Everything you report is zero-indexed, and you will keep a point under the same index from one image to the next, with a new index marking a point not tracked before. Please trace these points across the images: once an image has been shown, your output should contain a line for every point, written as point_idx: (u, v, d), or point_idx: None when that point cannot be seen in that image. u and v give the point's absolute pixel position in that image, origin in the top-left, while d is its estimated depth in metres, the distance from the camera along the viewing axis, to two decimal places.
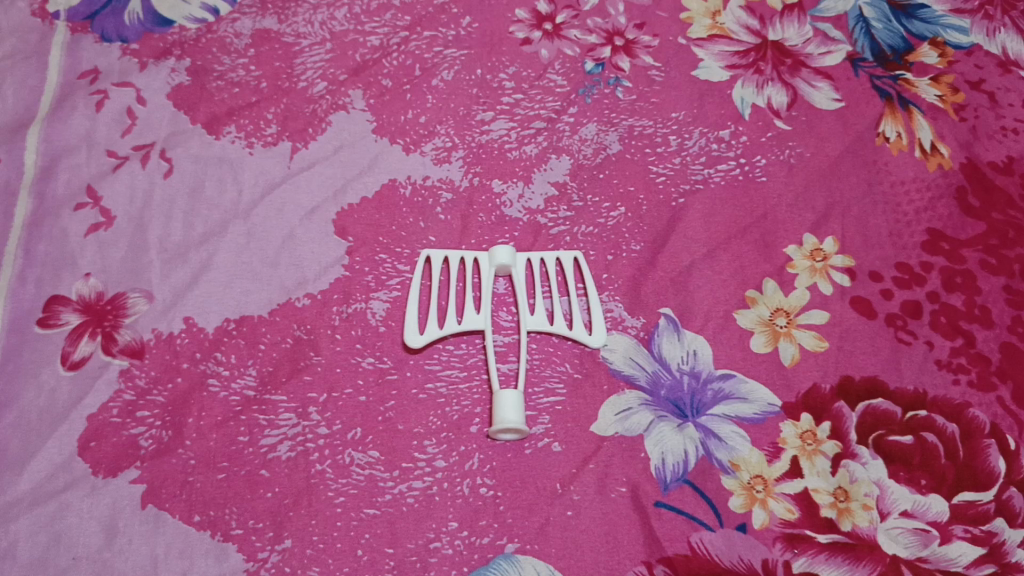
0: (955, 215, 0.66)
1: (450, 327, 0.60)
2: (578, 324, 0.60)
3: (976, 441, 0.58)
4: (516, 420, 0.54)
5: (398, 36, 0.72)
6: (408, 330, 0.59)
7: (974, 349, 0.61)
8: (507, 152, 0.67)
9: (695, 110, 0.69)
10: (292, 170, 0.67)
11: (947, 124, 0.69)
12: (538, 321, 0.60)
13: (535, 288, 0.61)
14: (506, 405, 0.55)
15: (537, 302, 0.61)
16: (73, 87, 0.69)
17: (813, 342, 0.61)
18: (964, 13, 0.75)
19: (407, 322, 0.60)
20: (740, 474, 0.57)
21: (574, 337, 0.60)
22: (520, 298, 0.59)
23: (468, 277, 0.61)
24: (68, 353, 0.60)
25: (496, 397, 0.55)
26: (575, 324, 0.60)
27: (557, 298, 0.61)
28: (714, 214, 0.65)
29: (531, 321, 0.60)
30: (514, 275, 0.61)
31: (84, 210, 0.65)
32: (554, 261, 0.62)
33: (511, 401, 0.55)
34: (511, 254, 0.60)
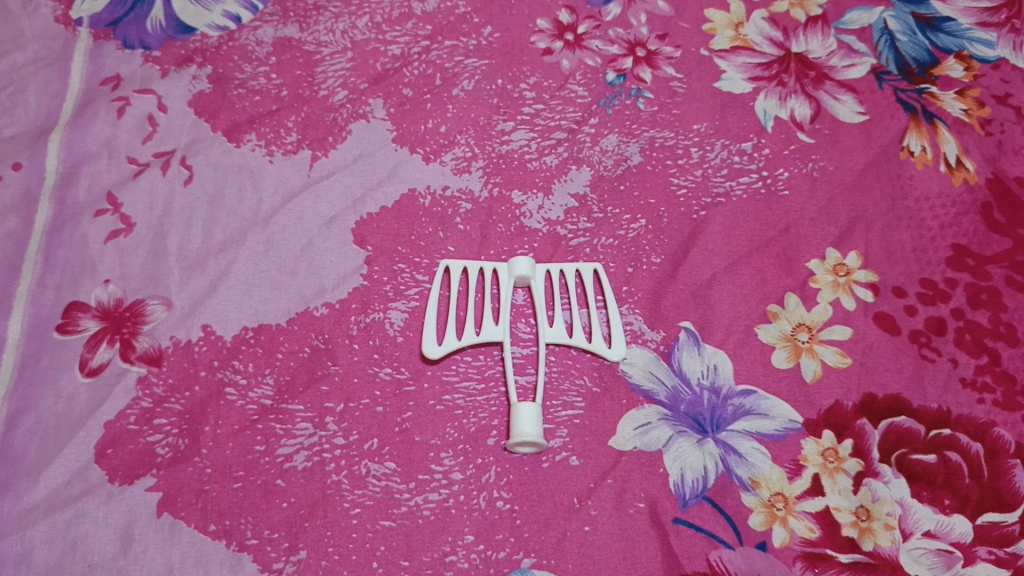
0: (981, 231, 0.65)
1: (469, 338, 0.59)
2: (597, 337, 0.59)
3: (1001, 461, 0.57)
4: (534, 433, 0.54)
5: (419, 45, 0.72)
6: (426, 341, 0.59)
7: (1000, 368, 0.60)
8: (527, 163, 0.67)
9: (717, 122, 0.69)
10: (312, 178, 0.67)
11: (972, 138, 0.69)
12: (558, 333, 0.60)
13: (554, 300, 0.61)
14: (524, 418, 0.54)
15: (557, 314, 0.60)
16: (96, 94, 0.70)
17: (835, 358, 0.60)
18: (990, 26, 0.74)
19: (425, 333, 0.60)
20: (760, 491, 0.56)
21: (593, 350, 0.59)
22: (538, 310, 0.59)
23: (486, 288, 0.61)
24: (86, 359, 0.60)
25: (515, 410, 0.55)
26: (594, 337, 0.60)
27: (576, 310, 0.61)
28: (736, 227, 0.65)
29: (550, 333, 0.59)
30: (533, 287, 0.60)
31: (105, 216, 0.65)
32: (573, 273, 0.62)
33: (530, 414, 0.54)
34: (530, 265, 0.60)
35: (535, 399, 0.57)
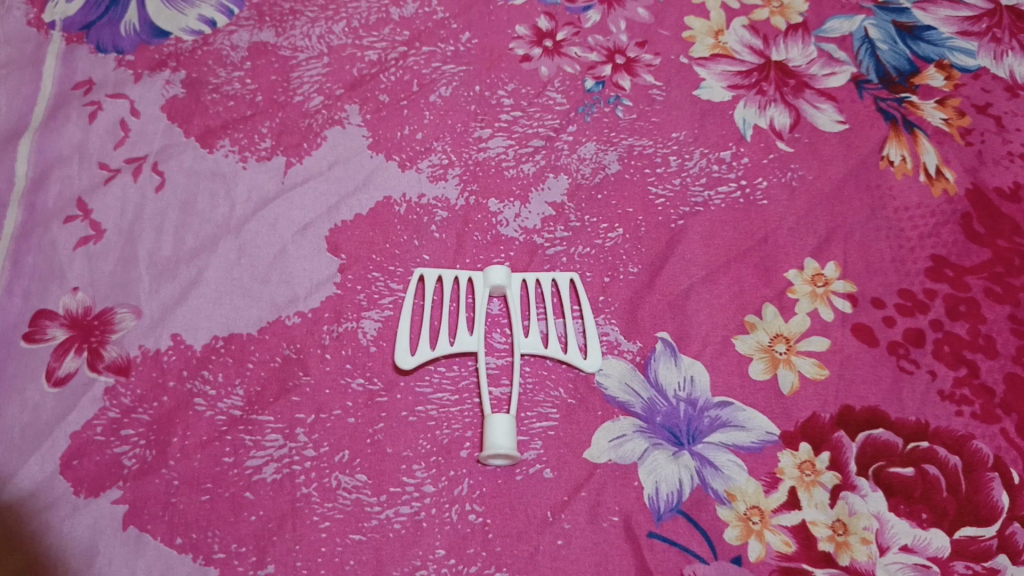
0: (960, 242, 0.64)
1: (443, 348, 0.59)
2: (573, 348, 0.59)
3: (978, 474, 0.56)
4: (508, 445, 0.53)
5: (396, 51, 0.71)
6: (399, 350, 0.58)
7: (978, 380, 0.59)
8: (504, 170, 0.66)
9: (696, 130, 0.68)
10: (286, 185, 0.66)
11: (953, 148, 0.68)
12: (534, 344, 0.59)
13: (530, 309, 0.60)
14: (497, 430, 0.53)
15: (532, 324, 0.60)
16: (67, 98, 0.69)
17: (813, 370, 0.59)
18: (971, 35, 0.74)
19: (398, 342, 0.59)
20: (736, 504, 0.55)
21: (568, 360, 0.58)
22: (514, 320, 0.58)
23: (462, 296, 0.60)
24: (53, 368, 0.59)
25: (488, 421, 0.54)
26: (570, 348, 0.59)
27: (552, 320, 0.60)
28: (714, 236, 0.64)
29: (525, 344, 0.59)
30: (508, 297, 0.60)
31: (74, 223, 0.64)
32: (548, 281, 0.61)
33: (503, 428, 0.54)
34: (507, 274, 0.60)
35: (508, 411, 0.56)
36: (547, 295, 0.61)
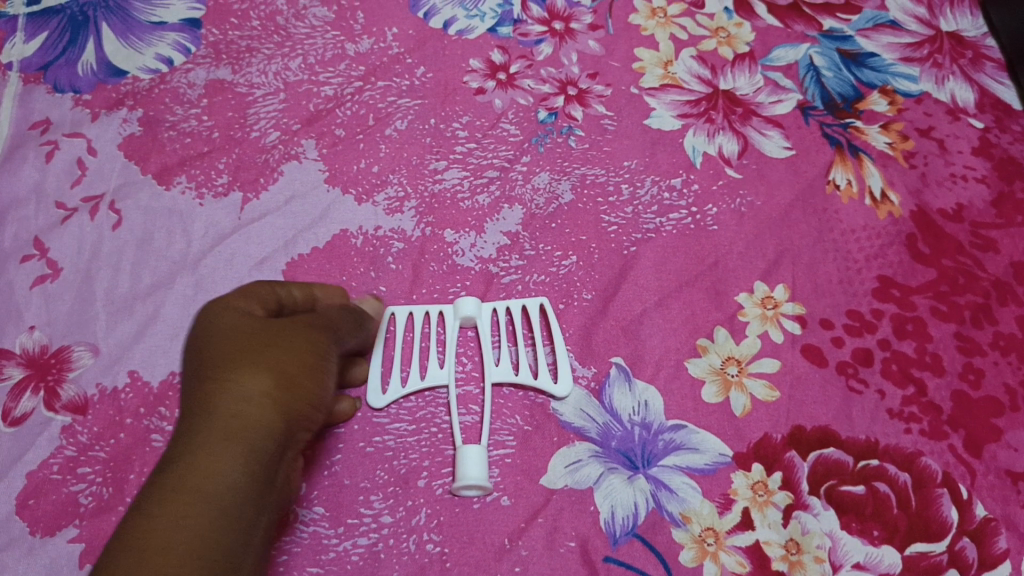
0: (905, 262, 0.66)
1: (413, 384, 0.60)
2: (542, 373, 0.60)
3: (928, 490, 0.57)
4: (479, 476, 0.55)
5: (352, 86, 0.72)
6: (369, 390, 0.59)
7: (926, 398, 0.60)
8: (459, 202, 0.67)
9: (647, 159, 0.70)
10: (243, 220, 0.66)
11: (897, 171, 0.70)
12: (502, 372, 0.60)
13: (498, 338, 0.62)
14: (469, 460, 0.55)
15: (504, 354, 0.61)
16: (24, 139, 0.69)
17: (764, 391, 0.60)
18: (913, 61, 0.75)
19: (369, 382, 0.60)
20: (691, 526, 0.56)
21: (537, 385, 0.60)
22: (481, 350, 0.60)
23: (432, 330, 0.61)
24: (9, 408, 0.58)
25: (459, 453, 0.55)
26: (540, 373, 0.60)
27: (522, 347, 0.61)
28: (666, 261, 0.65)
29: (494, 372, 0.60)
30: (479, 328, 0.62)
31: (31, 262, 0.64)
32: (517, 309, 0.63)
33: (476, 457, 0.55)
34: (477, 305, 0.62)
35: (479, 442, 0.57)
36: (517, 323, 0.62)
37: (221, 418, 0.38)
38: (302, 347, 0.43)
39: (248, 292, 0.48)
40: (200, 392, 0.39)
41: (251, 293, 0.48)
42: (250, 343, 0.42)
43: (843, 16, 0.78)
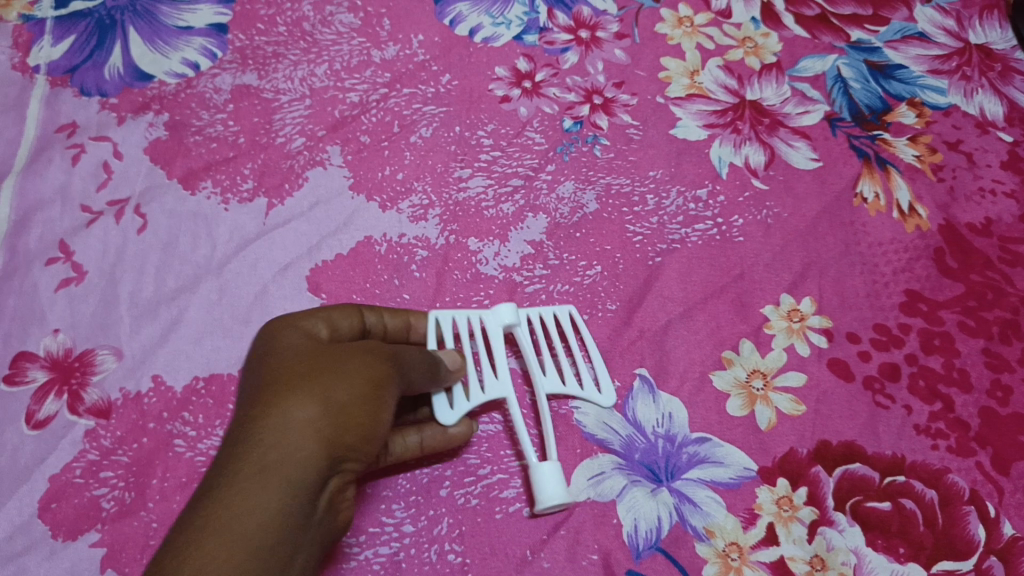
0: (933, 277, 0.65)
1: (476, 397, 0.58)
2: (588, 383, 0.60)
3: (954, 508, 0.56)
4: (562, 497, 0.54)
5: (377, 92, 0.72)
6: (437, 408, 0.57)
7: (953, 414, 0.60)
8: (483, 210, 0.67)
9: (673, 169, 0.69)
10: (267, 226, 0.66)
11: (925, 185, 0.69)
12: (555, 383, 0.59)
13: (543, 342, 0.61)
14: (547, 481, 0.54)
15: (554, 365, 0.60)
16: (50, 141, 0.69)
17: (789, 406, 0.60)
18: (941, 73, 0.75)
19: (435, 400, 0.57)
20: (714, 541, 0.55)
21: (588, 400, 0.59)
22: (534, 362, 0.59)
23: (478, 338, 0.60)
24: (33, 411, 0.59)
25: (536, 473, 0.54)
26: (586, 383, 0.60)
27: (565, 358, 0.61)
28: (691, 272, 0.65)
29: (546, 383, 0.59)
30: (518, 332, 0.60)
31: (56, 264, 0.64)
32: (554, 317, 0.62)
33: (552, 478, 0.54)
34: (515, 310, 0.61)
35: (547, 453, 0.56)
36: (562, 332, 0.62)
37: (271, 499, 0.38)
38: (314, 430, 0.41)
39: (318, 391, 0.42)
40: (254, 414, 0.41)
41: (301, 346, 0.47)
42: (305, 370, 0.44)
43: (870, 28, 0.77)
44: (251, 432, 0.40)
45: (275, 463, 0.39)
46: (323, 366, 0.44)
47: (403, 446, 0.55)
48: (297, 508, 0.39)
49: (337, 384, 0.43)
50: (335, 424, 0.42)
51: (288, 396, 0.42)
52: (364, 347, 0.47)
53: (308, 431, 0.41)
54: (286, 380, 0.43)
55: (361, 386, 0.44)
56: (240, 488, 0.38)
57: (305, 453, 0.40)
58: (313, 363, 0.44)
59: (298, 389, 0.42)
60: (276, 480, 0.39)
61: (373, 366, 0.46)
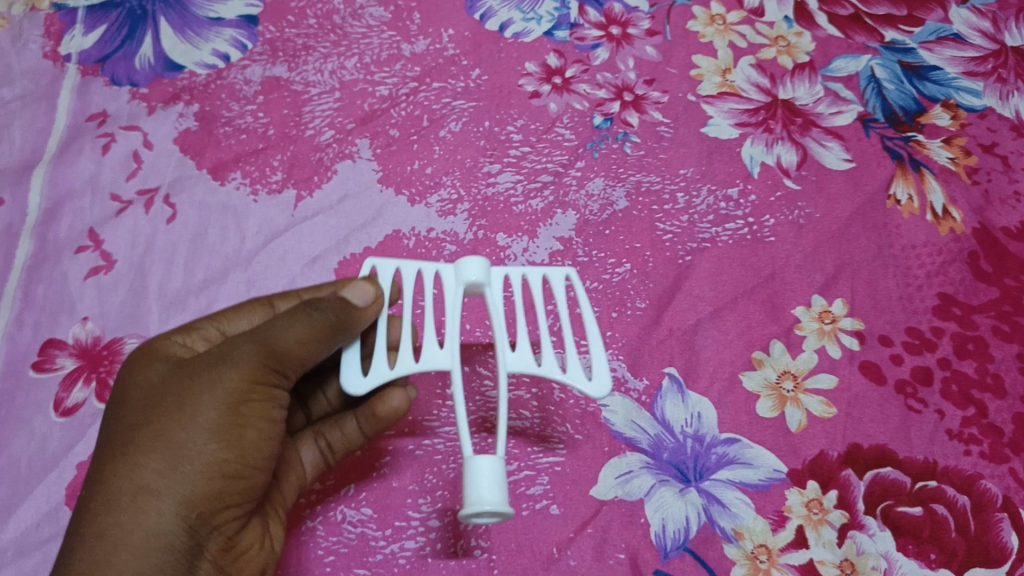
0: (967, 280, 0.64)
1: (403, 368, 0.50)
2: (573, 368, 0.51)
3: (987, 514, 0.56)
4: (497, 502, 0.43)
5: (407, 86, 0.72)
6: (347, 376, 0.50)
7: (987, 420, 0.59)
8: (512, 206, 0.67)
9: (704, 167, 0.69)
10: (296, 219, 0.66)
11: (959, 187, 0.68)
12: (523, 361, 0.51)
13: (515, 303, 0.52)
14: (482, 479, 0.43)
15: (520, 338, 0.51)
16: (81, 131, 0.70)
17: (820, 408, 0.59)
18: (976, 75, 0.74)
19: (346, 366, 0.50)
20: (743, 542, 0.55)
21: (570, 384, 0.50)
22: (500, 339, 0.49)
23: (429, 297, 0.51)
24: (61, 399, 0.59)
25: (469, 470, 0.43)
26: (571, 368, 0.51)
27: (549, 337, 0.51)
28: (721, 272, 0.64)
29: (513, 360, 0.50)
30: (486, 293, 0.50)
31: (86, 253, 0.65)
32: (541, 278, 0.54)
33: (488, 475, 0.43)
34: (485, 268, 0.50)
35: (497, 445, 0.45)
36: (536, 292, 0.53)
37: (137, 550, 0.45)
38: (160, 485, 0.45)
39: (169, 446, 0.46)
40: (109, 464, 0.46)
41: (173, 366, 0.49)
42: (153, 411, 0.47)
43: (905, 29, 0.76)
44: (107, 506, 0.45)
45: (138, 542, 0.45)
46: (178, 401, 0.47)
47: (341, 437, 0.56)
48: (173, 561, 0.46)
49: (187, 429, 0.46)
50: (194, 476, 0.46)
51: (139, 457, 0.46)
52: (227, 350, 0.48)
53: (163, 497, 0.45)
54: (138, 431, 0.46)
55: (217, 418, 0.47)
56: (101, 564, 0.44)
57: (161, 521, 0.45)
58: (169, 396, 0.47)
59: (151, 446, 0.46)
60: (137, 556, 0.44)
61: (231, 382, 0.47)
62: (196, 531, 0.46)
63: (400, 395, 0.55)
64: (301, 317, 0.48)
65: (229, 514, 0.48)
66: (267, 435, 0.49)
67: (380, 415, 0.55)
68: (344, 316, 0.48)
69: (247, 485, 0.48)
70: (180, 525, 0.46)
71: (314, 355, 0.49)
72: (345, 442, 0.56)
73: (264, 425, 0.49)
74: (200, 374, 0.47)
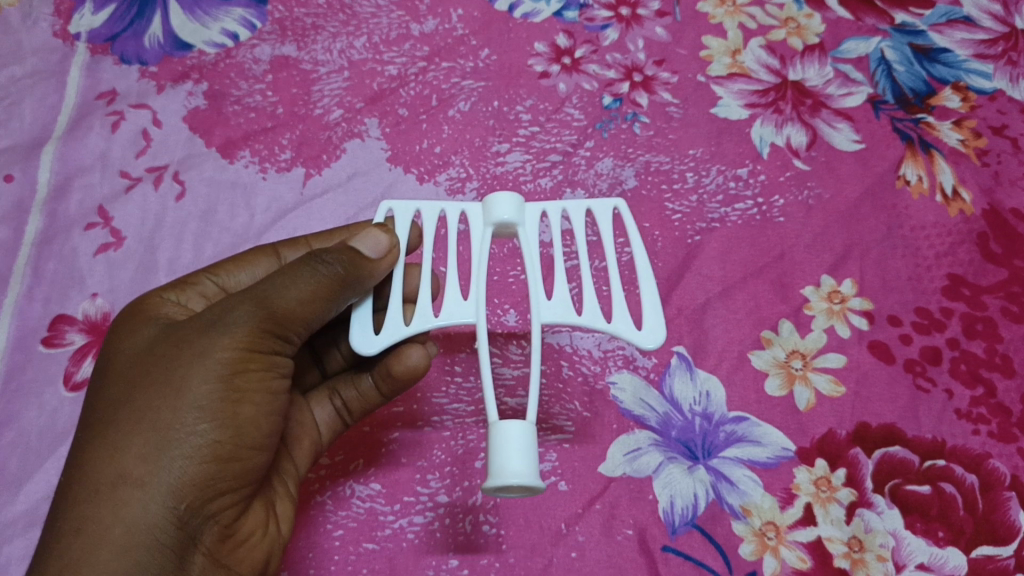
0: (976, 261, 0.64)
1: (420, 325, 0.50)
2: (617, 318, 0.51)
3: (996, 493, 0.56)
4: (520, 474, 0.43)
5: (416, 66, 0.72)
6: (360, 335, 0.50)
7: (995, 400, 0.59)
8: (521, 185, 0.67)
9: (713, 148, 0.69)
10: (305, 196, 0.66)
11: (969, 169, 0.68)
12: (559, 311, 0.50)
13: (553, 242, 0.52)
14: (507, 453, 0.43)
15: (558, 286, 0.51)
16: (90, 108, 0.70)
17: (829, 386, 0.59)
18: (987, 58, 0.74)
19: (360, 325, 0.50)
20: (751, 519, 0.55)
21: (615, 332, 0.50)
22: (534, 290, 0.49)
23: (453, 244, 0.51)
24: (71, 373, 0.59)
25: (495, 445, 0.44)
26: (615, 317, 0.51)
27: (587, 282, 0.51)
28: (730, 252, 0.64)
29: (547, 311, 0.50)
30: (519, 233, 0.50)
31: (95, 230, 0.65)
32: (583, 210, 0.54)
33: (512, 446, 0.43)
34: (518, 207, 0.50)
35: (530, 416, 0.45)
36: (577, 227, 0.53)
37: (125, 540, 0.43)
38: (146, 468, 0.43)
39: (155, 428, 0.44)
40: (92, 450, 0.44)
41: (158, 342, 0.48)
42: (137, 391, 0.46)
43: (915, 11, 0.76)
44: (86, 497, 0.43)
45: (119, 537, 0.42)
46: (166, 376, 0.45)
47: (357, 396, 0.57)
48: (164, 550, 0.44)
49: (174, 408, 0.44)
50: (182, 462, 0.44)
51: (122, 442, 0.44)
52: (215, 320, 0.47)
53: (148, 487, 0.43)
54: (122, 409, 0.45)
55: (207, 395, 0.45)
56: (80, 561, 0.42)
57: (148, 508, 0.43)
58: (155, 374, 0.46)
59: (134, 427, 0.44)
60: (118, 552, 0.42)
61: (223, 352, 0.46)
62: (186, 523, 0.44)
63: (420, 351, 0.55)
64: (305, 274, 0.47)
65: (222, 502, 0.46)
66: (263, 411, 0.47)
67: (397, 373, 0.54)
68: (349, 269, 0.48)
69: (243, 465, 0.46)
70: (167, 517, 0.44)
71: (318, 315, 0.48)
72: (360, 401, 0.57)
73: (260, 399, 0.47)
74: (191, 344, 0.46)
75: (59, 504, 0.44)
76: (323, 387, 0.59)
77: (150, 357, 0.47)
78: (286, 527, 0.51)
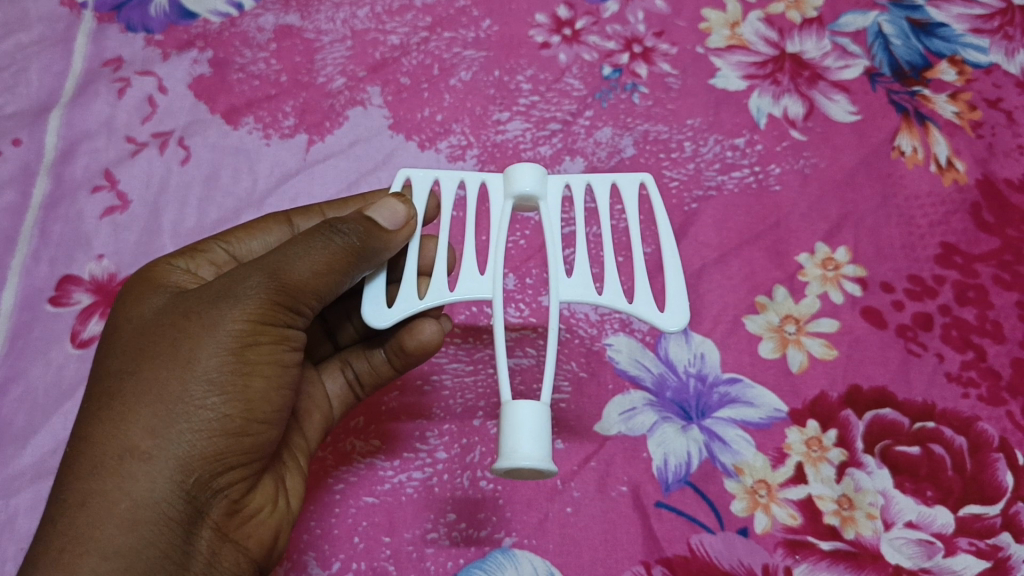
0: (969, 230, 0.65)
1: (432, 299, 0.50)
2: (640, 298, 0.50)
3: (984, 455, 0.57)
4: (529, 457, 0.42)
5: (418, 35, 0.73)
6: (370, 308, 0.50)
7: (985, 364, 0.60)
8: (521, 152, 0.68)
9: (711, 118, 0.70)
10: (308, 161, 0.67)
11: (963, 140, 0.69)
12: (578, 290, 0.50)
13: (575, 217, 0.52)
14: (519, 435, 0.43)
15: (578, 263, 0.51)
16: (96, 75, 0.70)
17: (822, 350, 0.60)
18: (983, 32, 0.74)
19: (372, 297, 0.50)
20: (743, 477, 0.56)
21: (636, 314, 0.50)
22: (552, 266, 0.49)
23: (470, 213, 0.51)
24: (77, 331, 0.60)
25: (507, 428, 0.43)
26: (637, 297, 0.50)
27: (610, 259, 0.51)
28: (726, 220, 0.65)
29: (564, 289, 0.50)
30: (541, 207, 0.51)
31: (101, 193, 0.66)
32: (608, 184, 0.54)
33: (523, 429, 0.43)
34: (540, 180, 0.50)
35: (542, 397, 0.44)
36: (601, 201, 0.53)
37: (131, 513, 0.43)
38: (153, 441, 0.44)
39: (162, 399, 0.44)
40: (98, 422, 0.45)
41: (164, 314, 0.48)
42: (143, 363, 0.46)
43: None
44: (91, 470, 0.43)
45: (126, 511, 0.43)
46: (173, 347, 0.46)
47: (369, 369, 0.57)
48: (172, 523, 0.44)
49: (183, 380, 0.45)
50: (191, 435, 0.44)
51: (129, 415, 0.44)
52: (224, 292, 0.47)
53: (156, 459, 0.43)
54: (127, 381, 0.45)
55: (216, 368, 0.45)
56: (84, 535, 0.42)
57: (156, 481, 0.43)
58: (161, 347, 0.46)
59: (140, 400, 0.45)
60: (125, 526, 0.42)
61: (231, 324, 0.46)
62: (194, 497, 0.45)
63: (434, 326, 0.55)
64: (318, 243, 0.47)
65: (230, 476, 0.46)
66: (273, 384, 0.48)
67: (410, 348, 0.54)
68: (365, 241, 0.48)
69: (252, 438, 0.47)
70: (175, 490, 0.44)
71: (329, 289, 0.48)
72: (373, 375, 0.57)
73: (270, 371, 0.47)
74: (199, 315, 0.46)
75: (61, 475, 0.44)
76: (335, 361, 0.59)
77: (155, 329, 0.47)
78: (295, 501, 0.52)
